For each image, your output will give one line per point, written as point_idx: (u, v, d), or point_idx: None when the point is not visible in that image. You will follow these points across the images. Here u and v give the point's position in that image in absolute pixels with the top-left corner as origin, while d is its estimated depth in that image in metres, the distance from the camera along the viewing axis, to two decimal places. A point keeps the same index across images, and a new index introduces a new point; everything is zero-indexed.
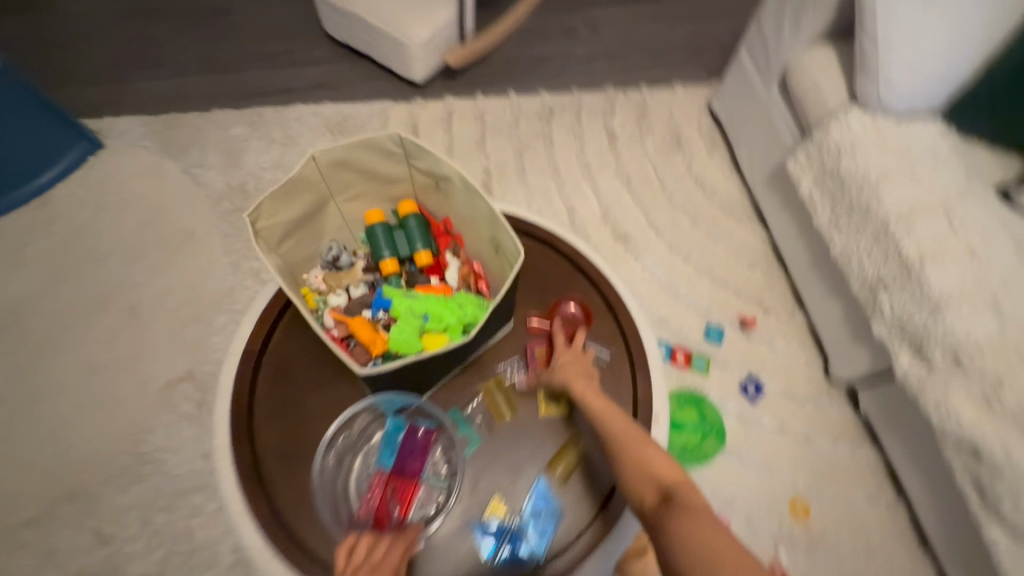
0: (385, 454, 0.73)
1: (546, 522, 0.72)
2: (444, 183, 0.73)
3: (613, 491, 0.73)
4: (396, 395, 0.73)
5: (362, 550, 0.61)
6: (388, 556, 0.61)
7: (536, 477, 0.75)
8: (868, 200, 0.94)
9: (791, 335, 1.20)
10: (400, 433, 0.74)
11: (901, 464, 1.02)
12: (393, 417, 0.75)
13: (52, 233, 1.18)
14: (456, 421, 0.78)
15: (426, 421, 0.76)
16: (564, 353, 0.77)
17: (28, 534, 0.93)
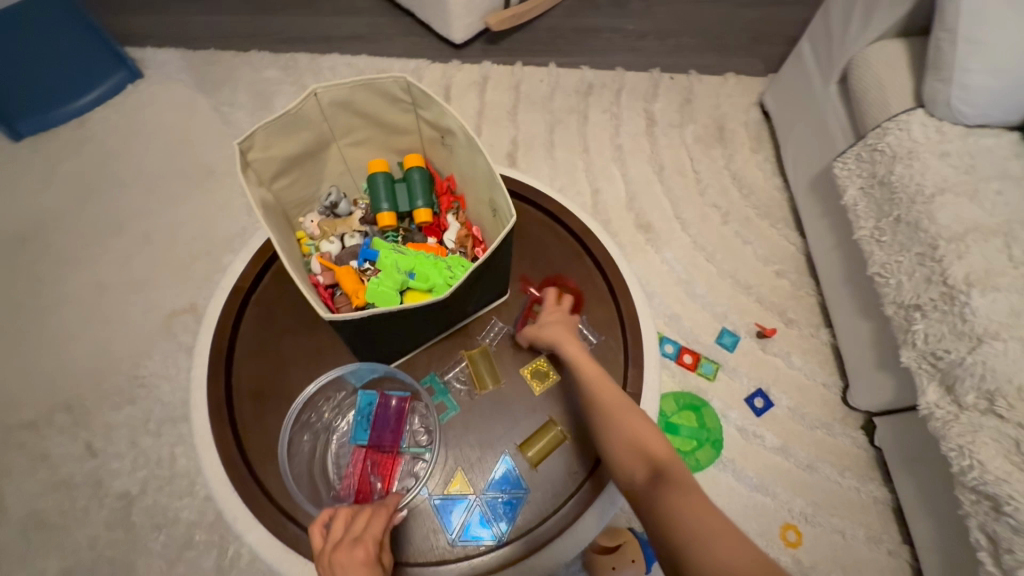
0: (359, 431, 0.71)
1: (514, 501, 0.70)
2: (450, 137, 0.69)
3: (587, 480, 0.70)
4: (361, 364, 0.71)
5: (341, 524, 0.60)
6: (367, 528, 0.59)
7: (503, 454, 0.72)
8: (918, 216, 0.85)
9: (811, 352, 1.13)
10: (373, 406, 0.72)
11: (910, 505, 0.94)
12: (364, 392, 0.73)
13: (83, 154, 1.20)
14: (433, 387, 0.75)
15: (397, 390, 0.74)
16: (555, 314, 0.74)
17: (25, 435, 0.97)
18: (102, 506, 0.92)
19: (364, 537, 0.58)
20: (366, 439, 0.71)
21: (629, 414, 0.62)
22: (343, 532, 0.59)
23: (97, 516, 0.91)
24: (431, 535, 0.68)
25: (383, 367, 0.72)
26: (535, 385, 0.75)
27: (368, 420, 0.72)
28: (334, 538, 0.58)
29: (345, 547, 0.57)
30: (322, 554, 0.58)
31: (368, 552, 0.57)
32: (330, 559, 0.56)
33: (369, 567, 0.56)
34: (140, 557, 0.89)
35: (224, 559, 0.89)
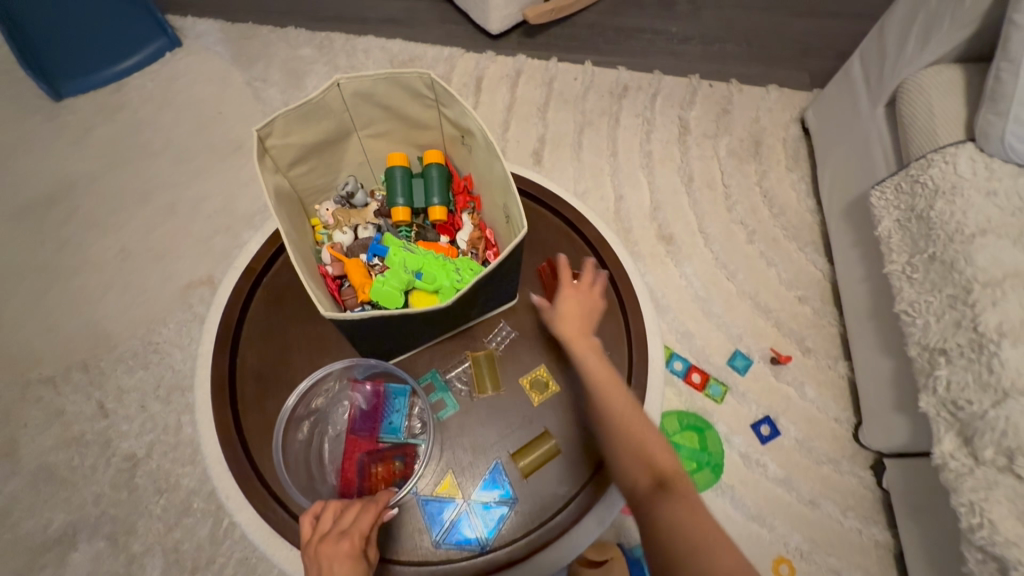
0: (357, 422, 0.72)
1: (503, 508, 0.70)
2: (470, 138, 0.68)
3: (576, 497, 0.70)
4: (360, 360, 0.71)
5: (330, 516, 0.60)
6: (357, 520, 0.59)
7: (496, 460, 0.72)
8: (954, 256, 0.81)
9: (826, 384, 1.09)
10: (373, 398, 0.73)
11: (911, 553, 0.91)
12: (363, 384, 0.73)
13: (119, 119, 1.23)
14: (433, 382, 0.75)
15: (398, 383, 0.73)
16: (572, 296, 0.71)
17: (42, 390, 1.00)
18: (109, 465, 0.95)
19: (351, 529, 0.58)
20: (362, 430, 0.71)
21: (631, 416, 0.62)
22: (331, 525, 0.59)
23: (104, 475, 0.95)
24: (416, 535, 0.69)
25: (375, 362, 0.71)
26: (533, 395, 0.74)
27: (366, 411, 0.72)
28: (321, 530, 0.59)
29: (332, 538, 0.58)
30: (308, 545, 0.58)
31: (354, 545, 0.57)
32: (316, 551, 0.57)
33: (354, 559, 0.57)
34: (140, 519, 0.92)
35: (218, 529, 0.91)
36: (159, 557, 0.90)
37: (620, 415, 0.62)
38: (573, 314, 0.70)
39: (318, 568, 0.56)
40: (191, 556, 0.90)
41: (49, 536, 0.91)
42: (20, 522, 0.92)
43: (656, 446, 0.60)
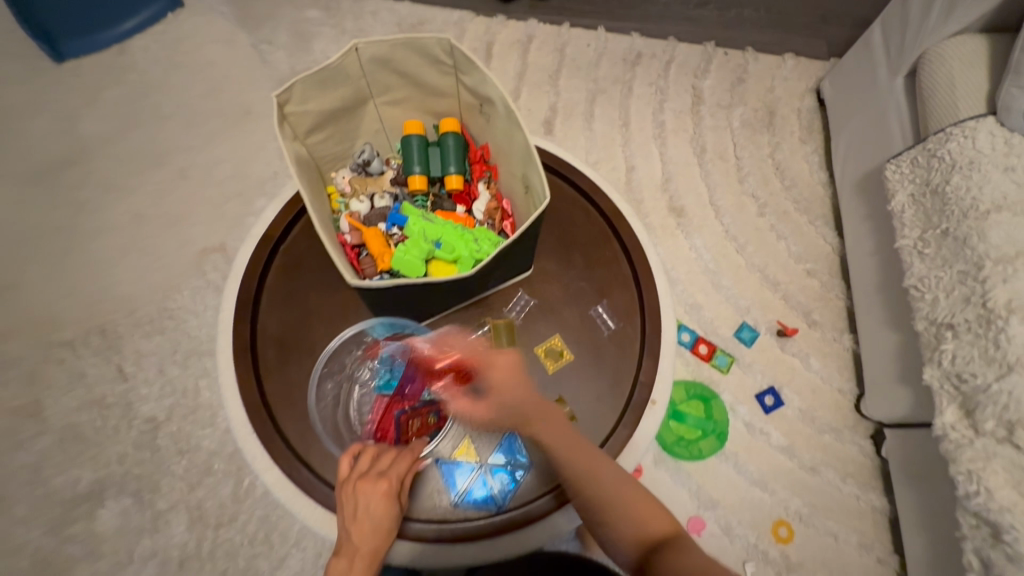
0: (384, 381, 0.72)
1: (518, 472, 0.74)
2: (489, 107, 0.67)
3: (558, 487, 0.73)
4: (390, 319, 0.72)
5: (367, 459, 0.65)
6: (394, 465, 0.65)
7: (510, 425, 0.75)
8: (967, 232, 0.81)
9: (831, 356, 1.11)
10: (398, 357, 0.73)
11: (905, 517, 0.95)
12: (388, 343, 0.73)
13: (125, 82, 1.21)
14: (454, 344, 0.76)
15: (422, 342, 0.74)
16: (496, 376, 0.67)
17: (62, 353, 1.02)
18: (132, 427, 0.98)
19: (388, 473, 0.63)
20: (391, 389, 0.72)
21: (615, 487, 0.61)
22: (368, 467, 0.64)
23: (127, 436, 0.97)
24: (435, 494, 0.73)
25: (408, 322, 0.73)
26: (547, 364, 0.77)
27: (393, 370, 0.72)
28: (360, 468, 0.64)
29: (371, 478, 0.62)
30: (346, 480, 0.63)
31: (389, 487, 0.63)
32: (354, 487, 0.62)
33: (388, 500, 0.62)
34: (164, 478, 0.95)
35: (240, 488, 0.95)
36: (184, 514, 0.94)
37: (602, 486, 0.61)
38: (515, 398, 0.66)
39: (355, 502, 0.62)
40: (214, 513, 0.94)
41: (77, 493, 0.95)
42: (48, 480, 0.95)
43: (646, 513, 0.60)
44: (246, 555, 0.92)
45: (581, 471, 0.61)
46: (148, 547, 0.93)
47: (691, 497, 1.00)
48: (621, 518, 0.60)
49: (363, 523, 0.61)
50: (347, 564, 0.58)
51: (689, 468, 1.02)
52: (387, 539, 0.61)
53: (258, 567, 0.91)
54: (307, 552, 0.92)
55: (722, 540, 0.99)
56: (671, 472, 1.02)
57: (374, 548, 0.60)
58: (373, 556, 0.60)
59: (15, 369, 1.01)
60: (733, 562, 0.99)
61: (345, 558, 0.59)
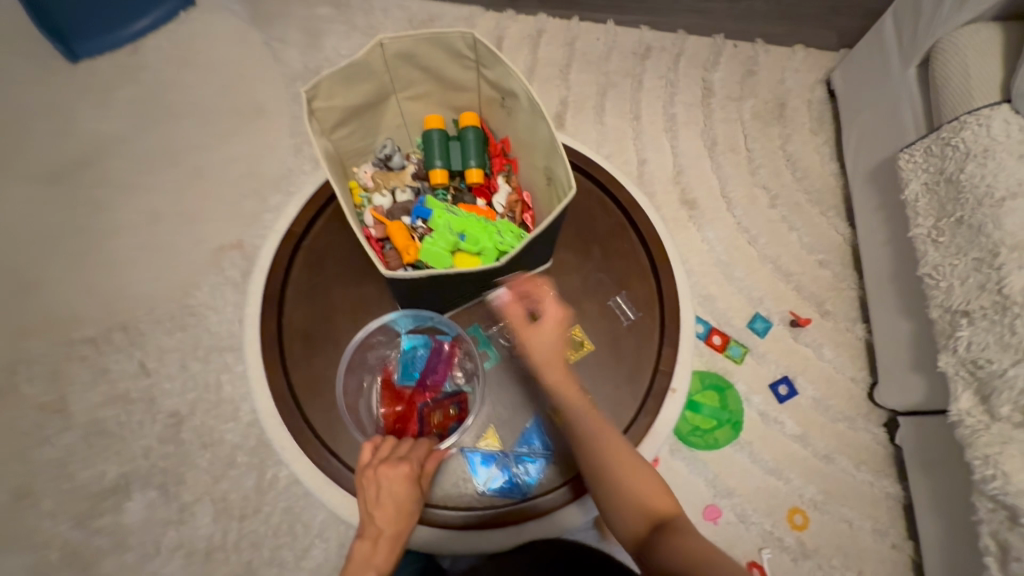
0: (405, 373, 0.74)
1: (540, 461, 0.76)
2: (511, 100, 0.68)
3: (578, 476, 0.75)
4: (411, 310, 0.73)
5: (388, 445, 0.68)
6: (415, 451, 0.68)
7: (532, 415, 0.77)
8: (982, 219, 0.82)
9: (843, 345, 1.12)
10: (421, 350, 0.75)
11: (920, 503, 0.96)
12: (409, 336, 0.76)
13: (139, 81, 1.22)
14: (477, 337, 0.78)
15: (444, 335, 0.76)
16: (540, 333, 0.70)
17: (85, 349, 1.03)
18: (155, 421, 0.99)
19: (409, 457, 0.67)
20: (413, 381, 0.74)
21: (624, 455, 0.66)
22: (390, 452, 0.67)
23: (151, 430, 0.99)
24: (461, 483, 0.77)
25: (428, 313, 0.74)
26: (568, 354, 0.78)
27: (414, 363, 0.74)
28: (381, 454, 0.67)
29: (393, 462, 0.66)
30: (368, 466, 0.66)
31: (411, 471, 0.66)
32: (377, 472, 0.65)
33: (410, 483, 0.66)
34: (188, 471, 0.97)
35: (263, 481, 0.96)
36: (209, 506, 0.95)
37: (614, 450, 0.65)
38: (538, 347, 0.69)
39: (377, 486, 0.65)
40: (239, 504, 0.95)
41: (104, 486, 0.96)
42: (75, 474, 0.97)
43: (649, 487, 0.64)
44: (271, 545, 0.94)
45: (597, 436, 0.66)
46: (175, 539, 0.94)
47: (707, 486, 1.02)
48: (631, 492, 0.63)
49: (385, 506, 0.64)
50: (370, 545, 0.63)
51: (704, 457, 1.03)
52: (410, 519, 0.66)
53: (283, 557, 0.93)
54: (331, 542, 0.93)
55: (738, 528, 1.01)
56: (686, 461, 1.03)
57: (396, 530, 0.64)
58: (396, 537, 0.64)
59: (39, 366, 1.02)
60: (749, 549, 1.00)
61: (368, 539, 0.63)
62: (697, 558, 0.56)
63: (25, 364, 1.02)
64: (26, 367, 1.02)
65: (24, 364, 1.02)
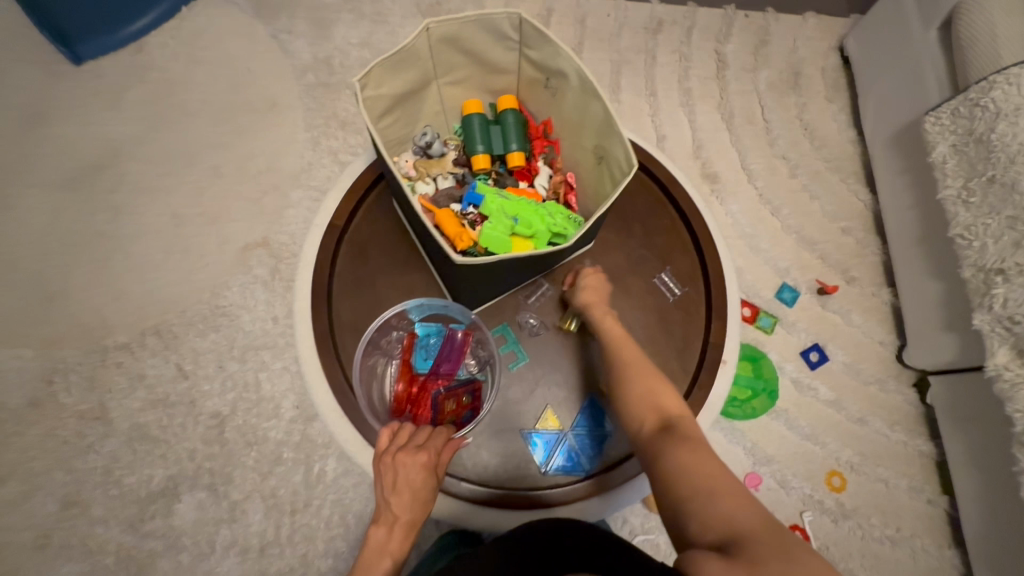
0: (420, 360, 0.76)
1: (600, 438, 0.77)
2: (557, 80, 0.69)
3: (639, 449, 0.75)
4: (424, 299, 0.75)
5: (406, 433, 0.67)
6: (433, 440, 0.67)
7: (586, 393, 0.78)
8: (1014, 177, 0.82)
9: (870, 310, 1.14)
10: (434, 338, 0.77)
11: (955, 459, 0.98)
12: (423, 324, 0.77)
13: (147, 80, 1.19)
14: (503, 336, 0.78)
15: (457, 324, 0.78)
16: (590, 279, 0.76)
17: (120, 356, 1.03)
18: (198, 423, 0.99)
19: (427, 446, 0.66)
20: (426, 367, 0.75)
21: (647, 371, 0.66)
22: (407, 440, 0.66)
23: (194, 432, 0.99)
24: (524, 464, 0.76)
25: (442, 301, 0.76)
26: None
27: (428, 350, 0.76)
28: (399, 441, 0.66)
29: (410, 450, 0.65)
30: (386, 452, 0.65)
31: (428, 460, 0.65)
32: (395, 458, 0.64)
33: (426, 472, 0.64)
34: (236, 469, 0.97)
35: (311, 475, 0.97)
36: (259, 502, 0.96)
37: (633, 363, 0.67)
38: (592, 289, 0.75)
39: (395, 473, 0.64)
40: (289, 499, 0.96)
41: (152, 490, 0.97)
42: (122, 480, 0.97)
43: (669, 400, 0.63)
44: (324, 537, 0.94)
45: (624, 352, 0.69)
46: (228, 537, 0.95)
47: (747, 455, 1.03)
48: (648, 401, 0.63)
49: (402, 492, 0.63)
50: (387, 532, 0.61)
51: (742, 427, 1.05)
52: (425, 509, 0.64)
53: (337, 548, 0.94)
54: None
55: (778, 493, 1.03)
56: (725, 432, 1.05)
57: (412, 517, 0.63)
58: (411, 525, 0.63)
59: (74, 375, 1.01)
60: (791, 513, 1.02)
61: (384, 525, 0.62)
62: (698, 467, 0.54)
63: (59, 375, 1.01)
64: (62, 376, 1.01)
65: (59, 373, 1.01)
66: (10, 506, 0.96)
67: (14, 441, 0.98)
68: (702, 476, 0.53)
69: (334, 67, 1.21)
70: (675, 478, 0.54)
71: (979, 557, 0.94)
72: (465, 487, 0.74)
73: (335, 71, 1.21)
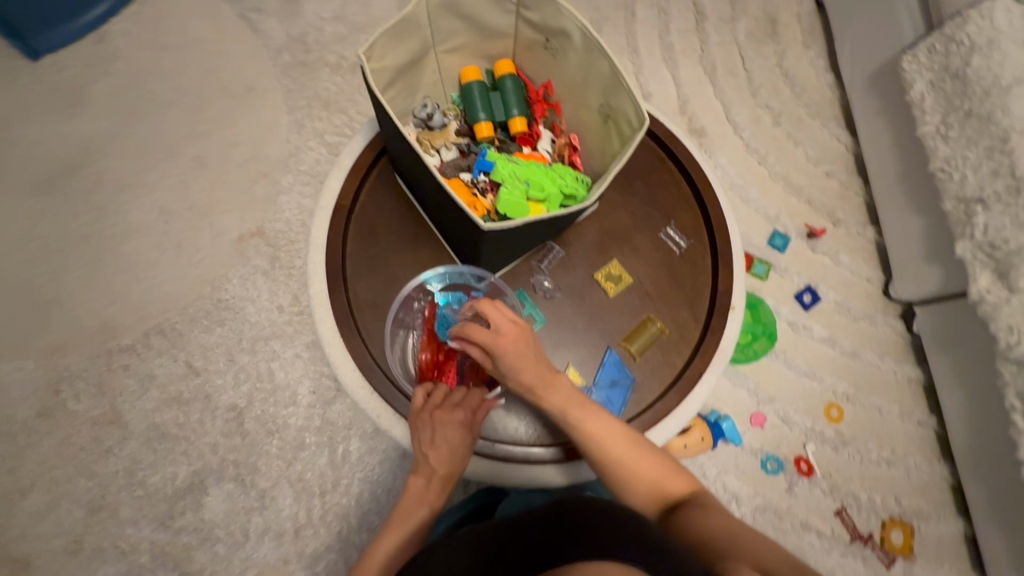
0: (442, 331, 0.76)
1: (625, 388, 0.77)
2: (558, 40, 0.69)
3: (661, 397, 0.77)
4: (440, 269, 0.77)
5: (442, 393, 0.71)
6: (467, 399, 0.71)
7: (607, 348, 0.79)
8: (991, 108, 0.85)
9: (857, 250, 1.19)
10: (454, 306, 0.77)
11: (943, 382, 1.05)
12: (442, 293, 0.78)
13: (113, 72, 1.13)
14: (523, 302, 0.80)
15: (476, 293, 0.80)
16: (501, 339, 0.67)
17: (126, 358, 1.01)
18: (216, 417, 1.00)
19: (462, 406, 0.70)
20: (448, 336, 0.76)
21: (628, 448, 0.65)
22: (443, 400, 0.71)
23: (213, 426, 0.99)
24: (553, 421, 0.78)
25: (459, 267, 0.78)
26: (609, 288, 0.80)
27: (447, 320, 0.76)
28: (436, 400, 0.70)
29: (446, 409, 0.70)
30: (423, 410, 0.70)
31: (465, 418, 0.70)
32: (432, 416, 0.69)
33: (463, 429, 0.69)
34: (260, 458, 0.98)
35: (336, 456, 0.98)
36: (288, 488, 0.97)
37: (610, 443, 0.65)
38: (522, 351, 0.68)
39: (433, 429, 0.69)
40: (317, 482, 0.98)
41: (178, 487, 0.97)
42: (146, 480, 0.97)
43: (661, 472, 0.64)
44: (357, 514, 0.97)
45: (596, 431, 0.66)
46: (261, 524, 0.96)
47: (751, 396, 1.09)
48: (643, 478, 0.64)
49: (439, 448, 0.69)
50: (425, 481, 0.69)
51: (745, 370, 1.10)
52: (461, 462, 0.70)
53: (371, 523, 0.97)
54: None
55: (782, 428, 1.09)
56: (730, 376, 1.10)
57: (448, 471, 0.69)
58: (448, 477, 0.69)
59: (81, 382, 1.00)
60: (795, 446, 1.08)
61: (423, 475, 0.70)
62: (719, 527, 0.56)
63: (66, 383, 1.00)
64: (69, 385, 1.00)
65: (65, 382, 1.00)
66: (36, 517, 0.95)
67: (30, 453, 0.98)
68: (727, 531, 0.55)
69: (309, 45, 1.17)
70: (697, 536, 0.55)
71: (967, 468, 1.01)
72: (500, 449, 0.76)
73: (310, 48, 1.17)
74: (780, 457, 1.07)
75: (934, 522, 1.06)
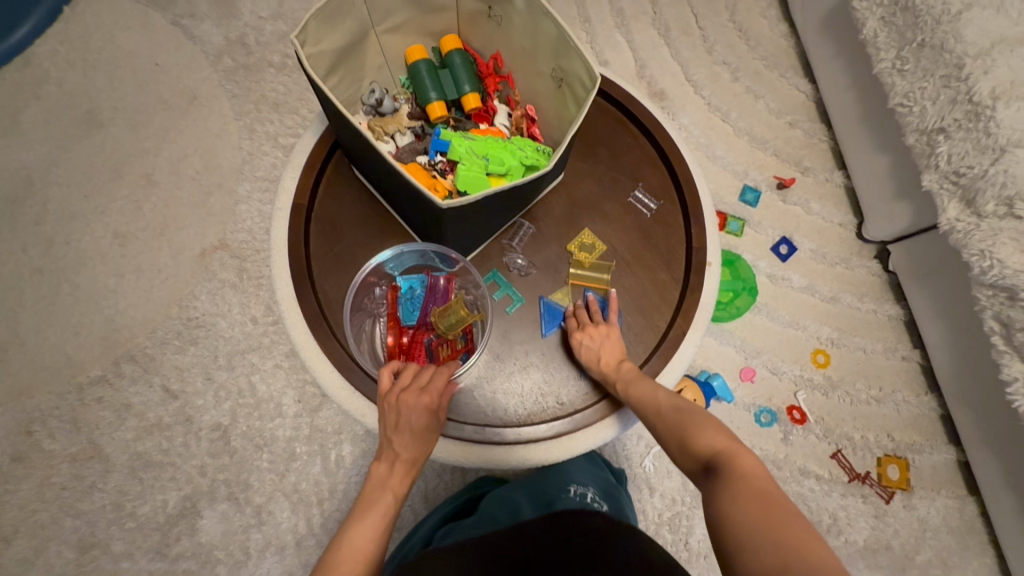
0: (407, 312, 0.76)
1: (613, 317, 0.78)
2: (501, 6, 0.66)
3: (646, 362, 0.76)
4: (400, 248, 0.74)
5: (409, 374, 0.69)
6: (432, 380, 0.69)
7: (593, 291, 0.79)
8: (943, 35, 0.84)
9: (827, 196, 1.19)
10: (418, 289, 0.78)
11: (924, 315, 1.06)
12: (405, 278, 0.78)
13: (45, 95, 1.07)
14: (496, 282, 0.78)
15: (439, 271, 0.78)
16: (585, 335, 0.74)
17: (98, 391, 0.97)
18: (200, 439, 0.97)
19: (429, 389, 0.68)
20: (414, 319, 0.77)
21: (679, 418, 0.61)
22: (410, 381, 0.68)
23: (198, 448, 0.96)
24: (540, 399, 0.76)
25: (418, 245, 0.74)
26: (582, 256, 0.79)
27: (414, 302, 0.77)
28: (402, 382, 0.68)
29: (412, 392, 0.67)
30: (390, 393, 0.67)
31: (430, 401, 0.67)
32: (397, 399, 0.66)
33: (428, 412, 0.67)
34: (251, 475, 0.96)
35: (329, 463, 0.96)
36: (283, 500, 0.95)
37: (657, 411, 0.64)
38: (596, 350, 0.72)
39: (398, 414, 0.66)
40: (313, 491, 0.96)
41: (170, 514, 0.94)
42: (136, 511, 0.94)
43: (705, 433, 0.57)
44: None
45: (647, 407, 0.65)
46: (260, 540, 0.94)
47: (738, 352, 1.09)
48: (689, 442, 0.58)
49: (403, 431, 0.66)
50: (388, 467, 0.65)
51: (728, 326, 1.11)
52: (425, 449, 0.67)
53: None
54: (415, 497, 0.97)
55: (771, 379, 1.09)
56: (714, 335, 1.10)
57: (413, 455, 0.66)
58: (413, 462, 0.66)
59: (55, 420, 0.96)
60: (786, 397, 1.09)
61: (386, 461, 0.65)
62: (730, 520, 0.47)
63: (39, 423, 0.96)
64: (42, 424, 0.96)
65: (37, 422, 0.96)
66: (25, 564, 0.92)
67: (10, 499, 0.94)
68: (744, 520, 0.46)
69: (249, 46, 1.12)
70: (724, 527, 0.48)
71: (954, 397, 1.03)
72: (491, 433, 0.74)
73: (252, 50, 1.12)
74: (772, 409, 1.08)
75: (927, 453, 1.07)
